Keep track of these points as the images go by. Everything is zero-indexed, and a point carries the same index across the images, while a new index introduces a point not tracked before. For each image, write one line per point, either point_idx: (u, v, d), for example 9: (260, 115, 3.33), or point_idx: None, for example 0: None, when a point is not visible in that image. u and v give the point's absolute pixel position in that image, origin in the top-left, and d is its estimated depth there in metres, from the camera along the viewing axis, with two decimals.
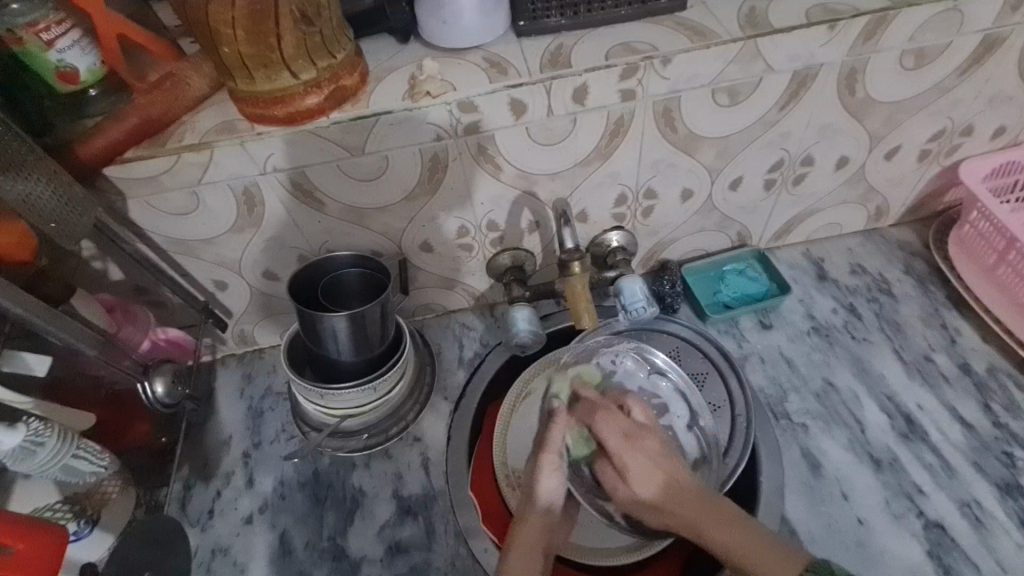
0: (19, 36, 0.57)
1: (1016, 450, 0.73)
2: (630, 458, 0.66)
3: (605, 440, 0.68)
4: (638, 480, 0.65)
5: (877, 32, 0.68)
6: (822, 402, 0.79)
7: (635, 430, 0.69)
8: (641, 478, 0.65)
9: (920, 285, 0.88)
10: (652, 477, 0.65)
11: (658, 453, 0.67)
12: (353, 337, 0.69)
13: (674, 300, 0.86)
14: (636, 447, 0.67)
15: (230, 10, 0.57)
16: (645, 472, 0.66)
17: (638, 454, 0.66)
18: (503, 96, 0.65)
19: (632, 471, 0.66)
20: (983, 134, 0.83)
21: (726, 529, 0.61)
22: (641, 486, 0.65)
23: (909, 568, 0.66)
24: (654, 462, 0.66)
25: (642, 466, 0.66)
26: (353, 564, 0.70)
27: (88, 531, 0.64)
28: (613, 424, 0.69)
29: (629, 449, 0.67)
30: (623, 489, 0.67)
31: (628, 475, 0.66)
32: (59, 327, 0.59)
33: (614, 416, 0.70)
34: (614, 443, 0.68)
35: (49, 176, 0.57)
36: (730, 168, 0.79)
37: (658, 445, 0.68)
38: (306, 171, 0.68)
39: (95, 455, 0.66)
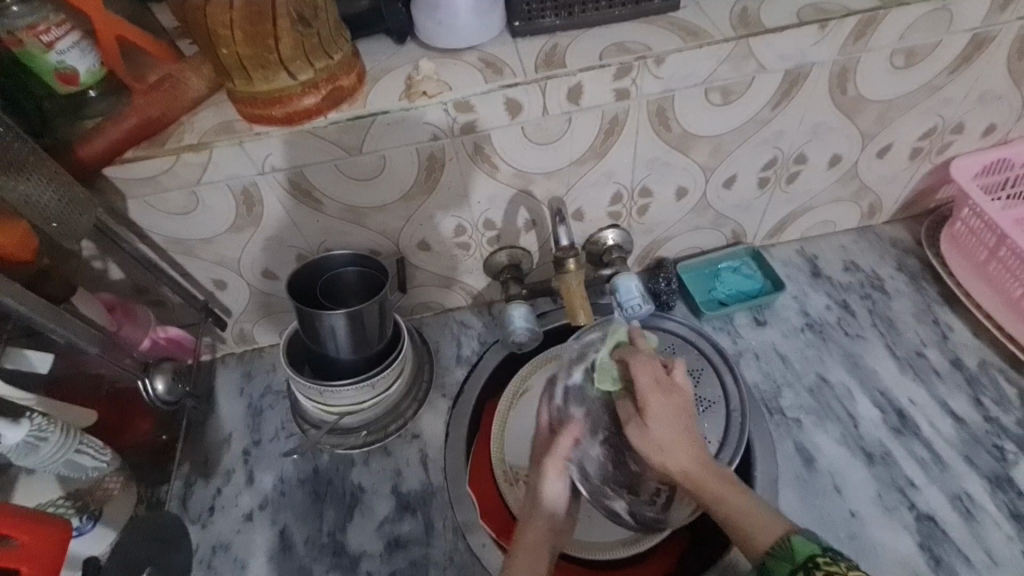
0: (19, 38, 0.58)
1: (1007, 443, 0.74)
2: (654, 400, 0.62)
3: (637, 381, 0.64)
4: (658, 419, 0.62)
5: (866, 33, 0.69)
6: (816, 397, 0.80)
7: (669, 383, 0.64)
8: (660, 419, 0.61)
9: (912, 282, 0.89)
10: (673, 424, 0.61)
11: (688, 408, 0.63)
12: (352, 335, 0.70)
13: (669, 297, 0.87)
14: (669, 396, 0.63)
15: (227, 13, 0.58)
16: (666, 416, 0.61)
17: (662, 402, 0.62)
18: (499, 95, 0.66)
19: (654, 411, 0.62)
20: (974, 132, 0.84)
21: (728, 491, 0.60)
22: (658, 426, 0.61)
23: (900, 559, 0.67)
24: (679, 409, 0.62)
25: (666, 409, 0.62)
26: (352, 559, 0.71)
27: (91, 527, 0.65)
28: (647, 370, 0.64)
29: (655, 392, 0.63)
30: (636, 429, 0.62)
31: (648, 417, 0.62)
32: (60, 325, 0.60)
33: (651, 363, 0.65)
34: (644, 384, 0.63)
35: (51, 178, 0.58)
36: (723, 167, 0.80)
37: (686, 403, 0.64)
38: (305, 170, 0.69)
39: (97, 450, 0.67)
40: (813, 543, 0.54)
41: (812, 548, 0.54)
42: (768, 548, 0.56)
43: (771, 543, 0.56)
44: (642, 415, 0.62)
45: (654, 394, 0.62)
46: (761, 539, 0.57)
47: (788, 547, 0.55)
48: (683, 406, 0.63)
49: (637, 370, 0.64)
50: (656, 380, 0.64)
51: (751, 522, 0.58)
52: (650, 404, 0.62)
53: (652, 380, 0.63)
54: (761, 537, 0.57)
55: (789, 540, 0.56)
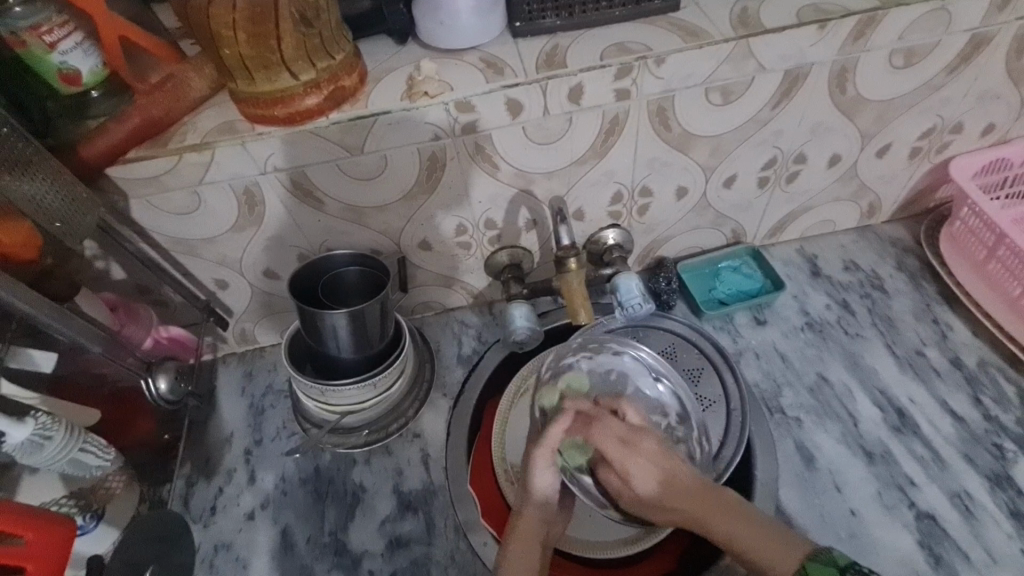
0: (22, 38, 0.59)
1: (1006, 442, 0.75)
2: (631, 464, 0.64)
3: (604, 450, 0.66)
4: (640, 480, 0.64)
5: (865, 34, 0.69)
6: (816, 396, 0.80)
7: (631, 435, 0.67)
8: (642, 479, 0.64)
9: (912, 281, 0.90)
10: (654, 479, 0.64)
11: (658, 453, 0.65)
12: (353, 335, 0.70)
13: (670, 296, 0.87)
14: (633, 452, 0.65)
15: (230, 14, 0.59)
16: (647, 475, 0.64)
17: (637, 459, 0.65)
18: (500, 95, 0.66)
19: (633, 476, 0.64)
20: (973, 132, 0.84)
21: (730, 521, 0.61)
22: (642, 486, 0.64)
23: (900, 557, 0.68)
24: (653, 457, 0.65)
25: (642, 467, 0.64)
26: (354, 558, 0.71)
27: (94, 526, 0.65)
28: (608, 434, 0.67)
29: (629, 454, 0.65)
30: (627, 490, 0.66)
31: (631, 477, 0.65)
32: (64, 323, 0.60)
33: (611, 426, 0.67)
34: (613, 451, 0.66)
35: (56, 180, 0.59)
36: (724, 167, 0.80)
37: (656, 447, 0.66)
38: (306, 170, 0.69)
39: (101, 448, 0.67)
40: (830, 568, 0.55)
41: (832, 573, 0.54)
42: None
43: (788, 571, 0.57)
44: (626, 477, 0.65)
45: (627, 456, 0.65)
46: (779, 570, 0.57)
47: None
48: (655, 453, 0.66)
49: (596, 435, 0.66)
50: (621, 438, 0.66)
51: (763, 550, 0.58)
52: (629, 470, 0.64)
53: (617, 443, 0.66)
54: (777, 564, 0.57)
55: (803, 568, 0.56)
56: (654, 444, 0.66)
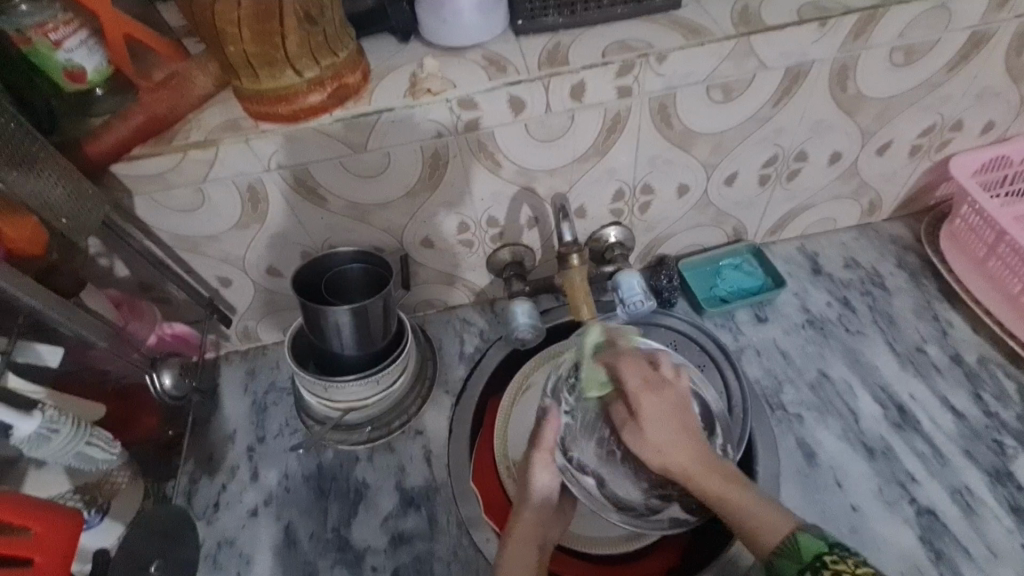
0: (28, 36, 0.59)
1: (1006, 438, 0.75)
2: (648, 402, 0.67)
3: (626, 384, 0.68)
4: (652, 424, 0.66)
5: (866, 31, 0.70)
6: (817, 392, 0.80)
7: (656, 378, 0.68)
8: (654, 423, 0.66)
9: (912, 279, 0.90)
10: (666, 428, 0.66)
11: (678, 407, 0.67)
12: (357, 332, 0.70)
13: (671, 294, 0.88)
14: (654, 391, 0.67)
15: (236, 10, 0.59)
16: (660, 419, 0.66)
17: (655, 401, 0.67)
18: (502, 93, 0.67)
19: (646, 415, 0.66)
20: (972, 130, 0.85)
21: (728, 489, 0.62)
22: (652, 430, 0.66)
23: (901, 552, 0.68)
24: (672, 405, 0.67)
25: (657, 411, 0.66)
26: (357, 554, 0.72)
27: (99, 520, 0.65)
28: (636, 368, 0.69)
29: (648, 393, 0.67)
30: (634, 430, 0.67)
31: (642, 419, 0.67)
32: (72, 321, 0.61)
33: (638, 363, 0.69)
34: (634, 386, 0.68)
35: (60, 174, 0.59)
36: (725, 164, 0.80)
37: (679, 400, 0.68)
38: (309, 168, 0.69)
39: (107, 443, 0.67)
40: (818, 540, 0.56)
41: (819, 546, 0.56)
42: (771, 545, 0.58)
43: (777, 543, 0.58)
44: (637, 416, 0.67)
45: (645, 394, 0.67)
46: (767, 537, 0.58)
47: (793, 544, 0.56)
48: (676, 403, 0.68)
49: (624, 368, 0.68)
50: (646, 377, 0.68)
51: (754, 518, 0.60)
52: (641, 407, 0.67)
53: (640, 381, 0.68)
54: (766, 536, 0.59)
55: (793, 537, 0.57)
56: (676, 395, 0.68)
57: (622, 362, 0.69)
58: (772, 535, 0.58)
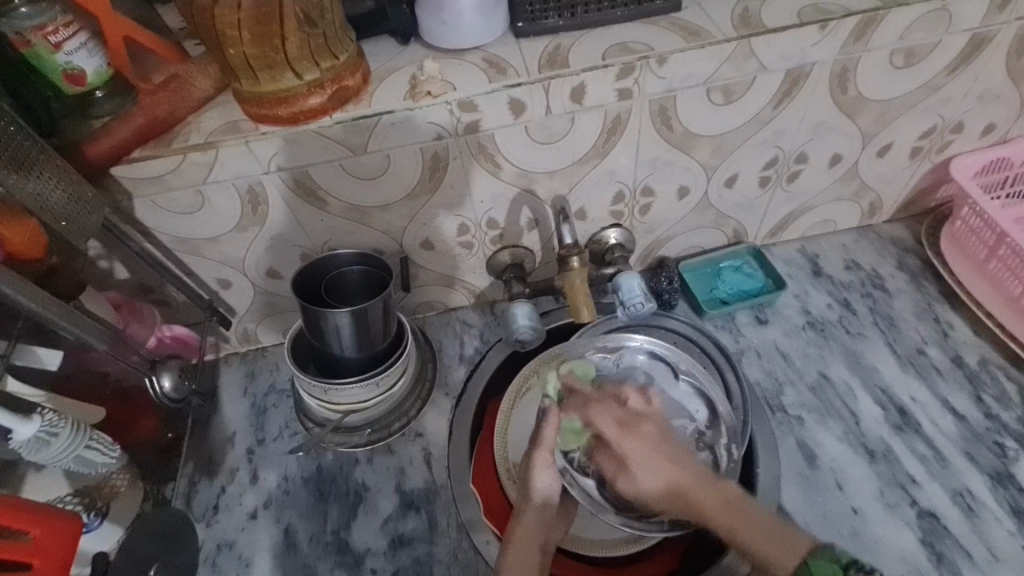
0: (28, 38, 0.59)
1: (1007, 440, 0.75)
2: (629, 444, 0.67)
3: (603, 432, 0.70)
4: (642, 467, 0.67)
5: (866, 33, 0.70)
6: (817, 394, 0.80)
7: (630, 418, 0.70)
8: (641, 466, 0.67)
9: (913, 281, 0.90)
10: (654, 464, 0.66)
11: (659, 440, 0.68)
12: (357, 335, 0.70)
13: (671, 296, 0.87)
14: (632, 432, 0.68)
15: (235, 13, 0.59)
16: (645, 458, 0.67)
17: (635, 442, 0.68)
18: (503, 95, 0.67)
19: (631, 460, 0.67)
20: (973, 132, 0.85)
21: (731, 514, 0.61)
22: (642, 472, 0.66)
23: (902, 555, 0.68)
24: (651, 439, 0.68)
25: (640, 451, 0.67)
26: (357, 557, 0.72)
27: (98, 523, 0.65)
28: (607, 413, 0.71)
29: (627, 435, 0.68)
30: (625, 476, 0.68)
31: (631, 466, 0.67)
32: (72, 323, 0.61)
33: (608, 407, 0.71)
34: (610, 432, 0.69)
35: (60, 177, 0.59)
36: (725, 166, 0.80)
37: (658, 430, 0.69)
38: (309, 170, 0.69)
39: (106, 446, 0.67)
40: (833, 564, 0.52)
41: (834, 569, 0.52)
42: (788, 569, 0.56)
43: (793, 565, 0.55)
44: (625, 464, 0.68)
45: (623, 435, 0.68)
46: (785, 562, 0.56)
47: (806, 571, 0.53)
48: (655, 436, 0.68)
49: (595, 417, 0.71)
50: (620, 420, 0.70)
51: (764, 544, 0.58)
52: (625, 450, 0.68)
53: (615, 425, 0.69)
54: (778, 561, 0.57)
55: (805, 562, 0.54)
56: (655, 426, 0.69)
57: (591, 408, 0.72)
58: (787, 564, 0.56)
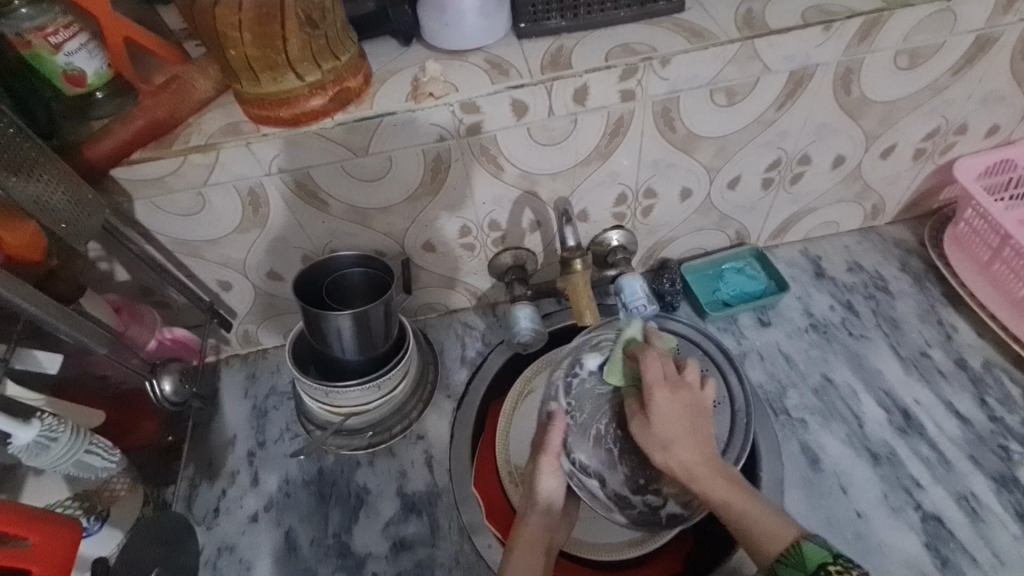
0: (28, 40, 0.59)
1: (1012, 443, 0.74)
2: (660, 397, 0.66)
3: (646, 375, 0.67)
4: (663, 419, 0.66)
5: (870, 34, 0.70)
6: (820, 397, 0.80)
7: (677, 380, 0.68)
8: (665, 421, 0.65)
9: (916, 283, 0.89)
10: (676, 424, 0.65)
11: (695, 411, 0.66)
12: (358, 338, 0.70)
13: (673, 298, 0.87)
14: (674, 391, 0.66)
15: (237, 14, 0.59)
16: (672, 416, 0.66)
17: (670, 399, 0.66)
18: (505, 96, 0.66)
19: (657, 409, 0.66)
20: (977, 133, 0.84)
21: (735, 496, 0.62)
22: (662, 426, 0.65)
23: (906, 559, 0.67)
24: (686, 405, 0.66)
25: (671, 409, 0.66)
26: (358, 561, 0.71)
27: (98, 528, 0.64)
28: (660, 364, 0.68)
29: (666, 390, 0.66)
30: (640, 424, 0.67)
31: (654, 414, 0.66)
32: (72, 326, 0.60)
33: (663, 361, 0.69)
34: (653, 380, 0.67)
35: (59, 180, 0.59)
36: (729, 168, 0.80)
37: (694, 402, 0.67)
38: (310, 172, 0.69)
39: (106, 450, 0.67)
40: (824, 550, 0.55)
41: (823, 556, 0.55)
42: (776, 553, 0.57)
43: (780, 551, 0.57)
44: (648, 412, 0.66)
45: (662, 390, 0.66)
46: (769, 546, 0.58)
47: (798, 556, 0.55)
48: (692, 405, 0.67)
49: (648, 364, 0.68)
50: (666, 377, 0.67)
51: (758, 525, 0.59)
52: (653, 402, 0.66)
53: (662, 378, 0.67)
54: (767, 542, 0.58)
55: (797, 546, 0.56)
56: (694, 395, 0.67)
57: (647, 358, 0.69)
58: (772, 549, 0.57)
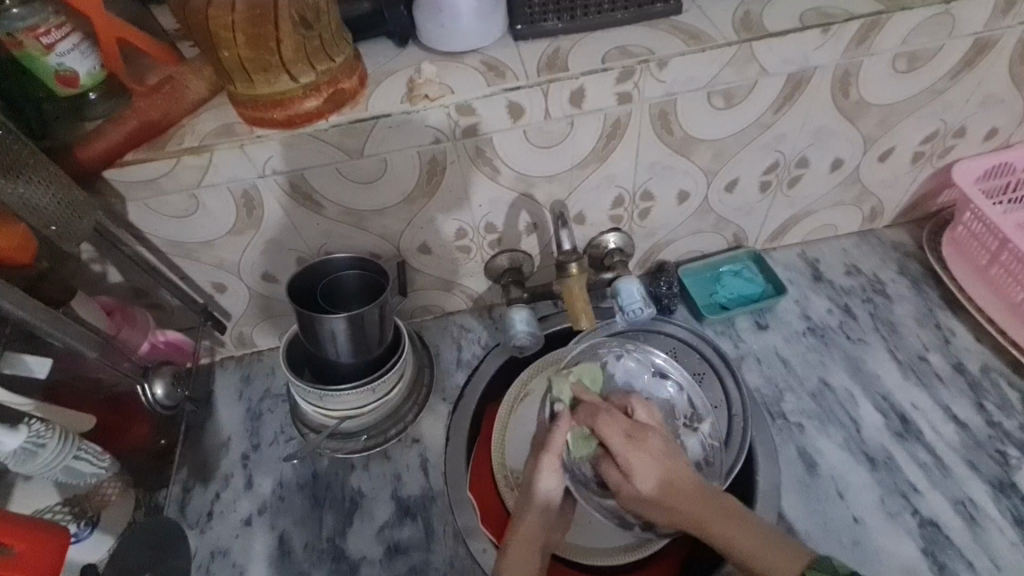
0: (18, 40, 0.58)
1: (1009, 449, 0.74)
2: (636, 459, 0.66)
3: (610, 445, 0.67)
4: (642, 476, 0.65)
5: (869, 38, 0.69)
6: (818, 401, 0.79)
7: (636, 429, 0.68)
8: (644, 476, 0.65)
9: (914, 286, 0.89)
10: (657, 476, 0.65)
11: (664, 453, 0.66)
12: (352, 339, 0.69)
13: (670, 301, 0.87)
14: (640, 447, 0.66)
15: (230, 14, 0.58)
16: (649, 472, 0.65)
17: (642, 457, 0.66)
18: (501, 99, 0.66)
19: (636, 472, 0.65)
20: (975, 136, 0.84)
21: (734, 528, 0.61)
22: (643, 483, 0.65)
23: (902, 565, 0.67)
24: (658, 456, 0.66)
25: (648, 464, 0.65)
26: (352, 565, 0.71)
27: (88, 533, 0.64)
28: (614, 424, 0.68)
29: (634, 448, 0.66)
30: (628, 487, 0.67)
31: (634, 474, 0.66)
32: (62, 330, 0.60)
33: (615, 419, 0.68)
34: (618, 443, 0.67)
35: (52, 181, 0.58)
36: (726, 170, 0.79)
37: (662, 444, 0.67)
38: (305, 174, 0.68)
39: (96, 456, 0.66)
40: None
41: None
42: None
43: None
44: (627, 474, 0.66)
45: (632, 450, 0.66)
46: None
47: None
48: (661, 452, 0.67)
49: (602, 427, 0.67)
50: (627, 432, 0.67)
51: (767, 559, 0.58)
52: (631, 465, 0.66)
53: (622, 439, 0.67)
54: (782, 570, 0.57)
55: None
56: (660, 441, 0.67)
57: (602, 418, 0.68)
58: (786, 573, 0.57)
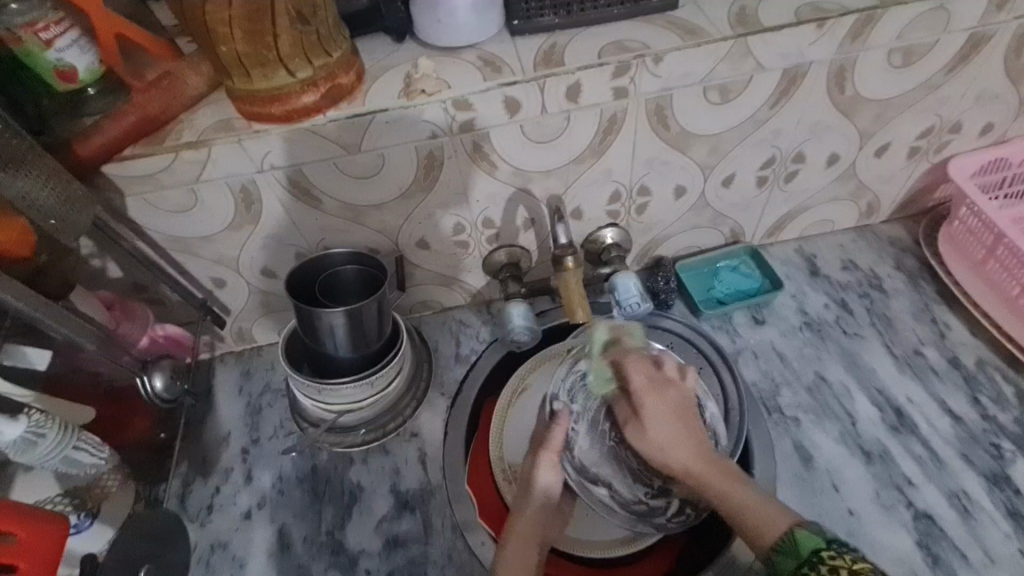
0: (18, 35, 0.58)
1: (1004, 442, 0.74)
2: (651, 401, 0.66)
3: (632, 382, 0.68)
4: (657, 419, 0.65)
5: (864, 33, 0.69)
6: (814, 395, 0.80)
7: (661, 380, 0.68)
8: (659, 423, 0.65)
9: (911, 281, 0.89)
10: (670, 424, 0.65)
11: (683, 406, 0.66)
12: (350, 335, 0.70)
13: (668, 295, 0.87)
14: (659, 392, 0.67)
15: (227, 10, 0.57)
16: (663, 417, 0.65)
17: (661, 404, 0.66)
18: (497, 94, 0.66)
19: (650, 413, 0.66)
20: (971, 132, 0.84)
21: (727, 485, 0.62)
22: (655, 430, 0.65)
23: (898, 557, 0.67)
24: (675, 404, 0.66)
25: (663, 408, 0.66)
26: (351, 558, 0.71)
27: (88, 523, 0.65)
28: (642, 369, 0.69)
29: (653, 393, 0.66)
30: (635, 429, 0.66)
31: (647, 420, 0.66)
32: (62, 324, 0.60)
33: (644, 363, 0.69)
34: (639, 386, 0.67)
35: (49, 176, 0.59)
36: (722, 166, 0.80)
37: (681, 398, 0.67)
38: (303, 169, 0.69)
39: (96, 447, 0.67)
40: (817, 537, 0.55)
41: (817, 542, 0.55)
42: (770, 542, 0.57)
43: (777, 538, 0.57)
44: (639, 415, 0.66)
45: (651, 394, 0.66)
46: (760, 537, 0.58)
47: (792, 541, 0.55)
48: (680, 405, 0.66)
49: (631, 368, 0.68)
50: (650, 377, 0.68)
51: (755, 513, 0.59)
52: (645, 405, 0.66)
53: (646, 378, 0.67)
54: (762, 533, 0.58)
55: (791, 534, 0.56)
56: (681, 393, 0.67)
57: (631, 361, 0.69)
58: (772, 527, 0.57)
